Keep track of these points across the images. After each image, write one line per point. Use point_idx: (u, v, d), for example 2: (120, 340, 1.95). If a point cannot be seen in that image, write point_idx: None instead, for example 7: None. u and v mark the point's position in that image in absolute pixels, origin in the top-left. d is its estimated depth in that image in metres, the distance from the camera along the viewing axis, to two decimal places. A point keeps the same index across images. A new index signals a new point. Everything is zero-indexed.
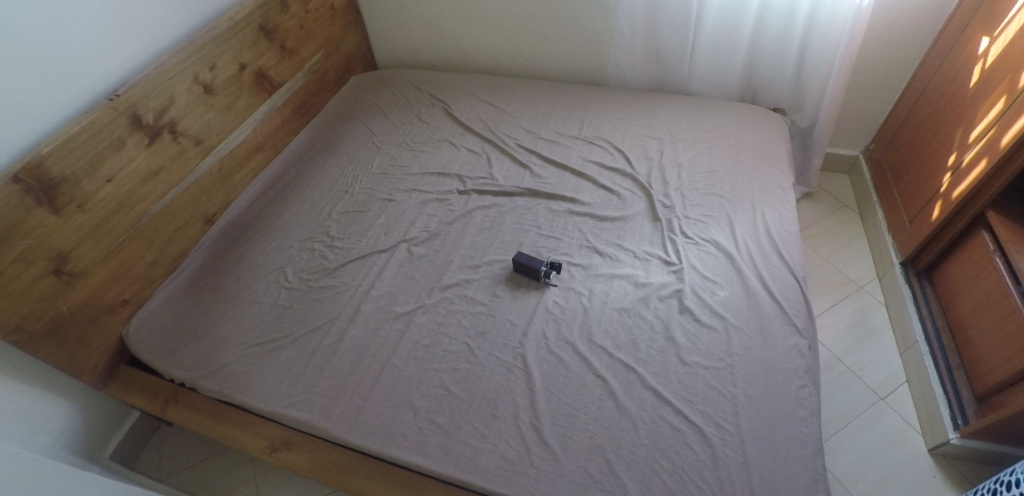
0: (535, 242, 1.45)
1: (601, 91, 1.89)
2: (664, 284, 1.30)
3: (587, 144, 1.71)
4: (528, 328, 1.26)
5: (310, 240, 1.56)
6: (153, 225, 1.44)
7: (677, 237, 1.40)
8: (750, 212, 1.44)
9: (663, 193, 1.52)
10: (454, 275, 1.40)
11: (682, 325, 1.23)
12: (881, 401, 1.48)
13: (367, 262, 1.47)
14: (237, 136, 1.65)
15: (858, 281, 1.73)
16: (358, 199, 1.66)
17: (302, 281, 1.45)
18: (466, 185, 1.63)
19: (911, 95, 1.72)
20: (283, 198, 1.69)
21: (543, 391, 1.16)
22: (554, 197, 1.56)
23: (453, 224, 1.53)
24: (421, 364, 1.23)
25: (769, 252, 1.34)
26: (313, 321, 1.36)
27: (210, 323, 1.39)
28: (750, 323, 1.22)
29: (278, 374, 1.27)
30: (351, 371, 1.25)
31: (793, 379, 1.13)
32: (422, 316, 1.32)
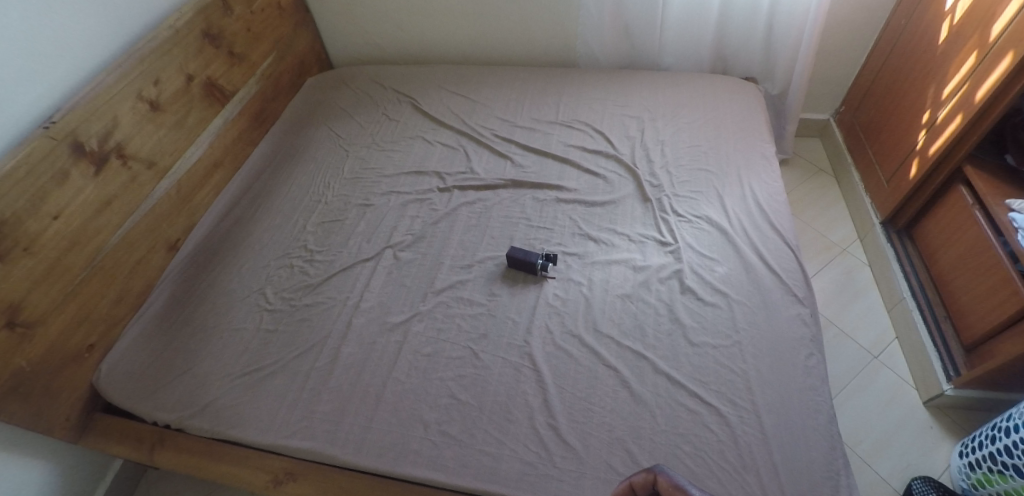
0: (526, 235, 1.41)
1: (573, 72, 1.84)
2: (663, 266, 1.29)
3: (565, 128, 1.66)
4: (531, 325, 1.22)
5: (286, 257, 1.47)
6: (112, 259, 1.33)
7: (669, 216, 1.38)
8: (738, 185, 1.44)
9: (649, 173, 1.50)
10: (447, 278, 1.34)
11: (686, 306, 1.21)
12: (875, 359, 1.51)
13: (353, 273, 1.40)
14: (192, 153, 1.54)
15: (841, 243, 1.76)
16: (333, 207, 1.58)
17: (285, 301, 1.37)
18: (447, 182, 1.57)
19: (879, 54, 1.75)
20: (252, 216, 1.59)
21: (555, 389, 1.12)
22: (539, 186, 1.51)
23: (439, 224, 1.47)
24: (425, 375, 1.18)
25: (762, 223, 1.34)
26: (302, 342, 1.28)
27: (191, 358, 1.30)
28: (752, 297, 1.21)
29: (271, 403, 1.20)
30: (351, 391, 1.18)
31: (801, 349, 1.13)
32: (419, 324, 1.26)
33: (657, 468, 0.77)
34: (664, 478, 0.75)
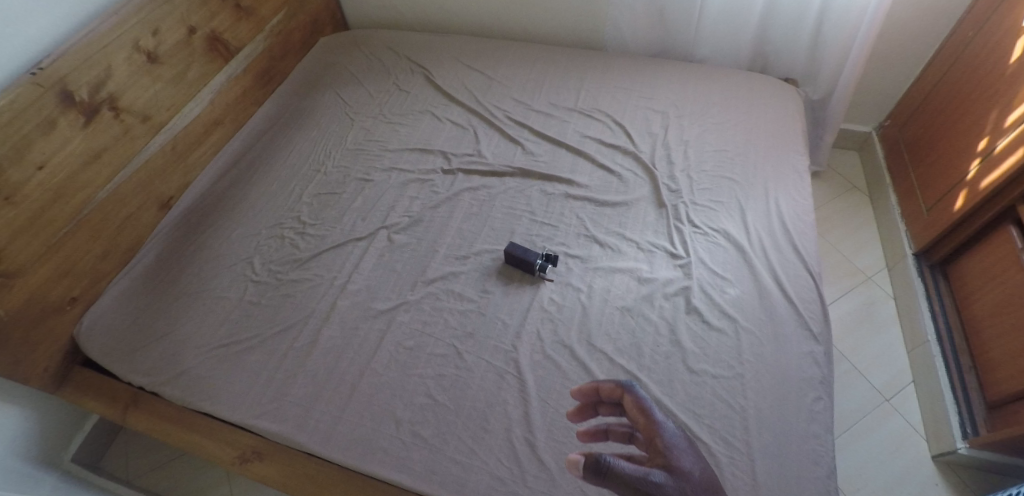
0: (528, 230, 1.33)
1: (599, 56, 1.72)
2: (669, 281, 1.21)
3: (583, 117, 1.56)
4: (521, 330, 1.15)
5: (279, 227, 1.43)
6: (99, 213, 1.29)
7: (684, 226, 1.30)
8: (763, 199, 1.34)
9: (669, 175, 1.39)
10: (440, 268, 1.28)
11: (688, 327, 1.15)
12: (886, 402, 1.45)
13: (343, 251, 1.34)
14: (191, 109, 1.49)
15: (867, 271, 1.68)
16: (332, 180, 1.53)
17: (272, 273, 1.32)
18: (452, 163, 1.50)
19: (938, 67, 1.60)
20: (255, 182, 1.55)
21: (539, 402, 1.06)
22: (548, 177, 1.43)
23: (438, 209, 1.40)
24: (403, 369, 1.12)
25: (784, 245, 1.26)
26: (284, 318, 1.23)
27: (171, 322, 1.27)
28: (763, 327, 1.15)
29: (245, 380, 1.15)
30: (326, 377, 1.13)
31: (808, 391, 1.08)
32: (404, 314, 1.20)
33: (626, 383, 0.79)
34: (631, 394, 0.78)
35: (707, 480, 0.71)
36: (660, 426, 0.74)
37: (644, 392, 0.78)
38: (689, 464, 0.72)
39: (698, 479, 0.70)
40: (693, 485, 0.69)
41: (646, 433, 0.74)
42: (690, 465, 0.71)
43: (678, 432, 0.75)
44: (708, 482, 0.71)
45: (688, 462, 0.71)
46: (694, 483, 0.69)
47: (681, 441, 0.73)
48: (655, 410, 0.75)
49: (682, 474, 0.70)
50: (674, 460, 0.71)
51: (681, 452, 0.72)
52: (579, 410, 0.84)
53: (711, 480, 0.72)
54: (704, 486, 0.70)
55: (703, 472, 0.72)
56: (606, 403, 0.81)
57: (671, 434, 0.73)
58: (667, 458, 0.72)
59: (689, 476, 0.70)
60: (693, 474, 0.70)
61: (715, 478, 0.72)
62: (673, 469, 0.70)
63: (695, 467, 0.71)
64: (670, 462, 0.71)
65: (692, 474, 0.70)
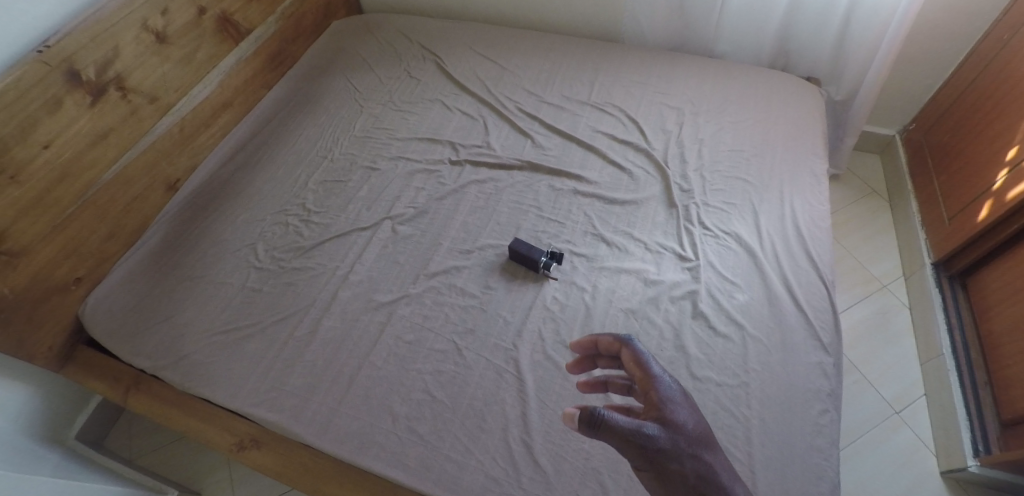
0: (534, 226, 1.31)
1: (615, 48, 1.68)
2: (676, 284, 1.18)
3: (596, 111, 1.52)
4: (522, 328, 1.14)
5: (283, 213, 1.42)
6: (105, 194, 1.28)
7: (694, 227, 1.26)
8: (777, 202, 1.30)
9: (681, 174, 1.36)
10: (443, 261, 1.26)
11: (694, 332, 1.12)
12: (896, 415, 1.42)
13: (347, 240, 1.33)
14: (199, 91, 1.47)
15: (882, 279, 1.64)
16: (338, 167, 1.51)
17: (274, 261, 1.31)
18: (460, 154, 1.47)
19: (969, 70, 1.54)
20: (262, 167, 1.54)
21: (537, 403, 1.04)
22: (557, 172, 1.40)
23: (444, 201, 1.38)
24: (402, 364, 1.11)
25: (796, 251, 1.23)
26: (285, 306, 1.23)
27: (173, 306, 1.26)
28: (771, 336, 1.13)
29: (245, 367, 1.15)
30: (325, 368, 1.12)
31: (815, 403, 1.05)
32: (405, 308, 1.19)
33: (625, 336, 0.78)
34: (629, 347, 0.77)
35: (699, 433, 0.72)
36: (656, 379, 0.73)
37: (642, 346, 0.77)
38: (684, 417, 0.71)
39: (690, 432, 0.71)
40: (686, 438, 0.69)
41: (642, 386, 0.74)
42: (683, 418, 0.71)
43: (674, 386, 0.75)
44: (700, 434, 0.72)
45: (682, 415, 0.71)
46: (686, 436, 0.70)
47: (677, 394, 0.73)
48: (652, 364, 0.74)
49: (676, 427, 0.70)
50: (669, 413, 0.71)
51: (676, 405, 0.72)
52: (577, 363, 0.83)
53: (703, 433, 0.73)
54: (696, 439, 0.71)
55: (696, 425, 0.72)
56: (603, 357, 0.80)
57: (666, 386, 0.73)
58: (661, 409, 0.71)
59: (682, 428, 0.70)
60: (687, 427, 0.70)
61: (708, 430, 0.72)
62: (667, 422, 0.70)
63: (689, 421, 0.71)
64: (664, 415, 0.71)
65: (685, 427, 0.70)
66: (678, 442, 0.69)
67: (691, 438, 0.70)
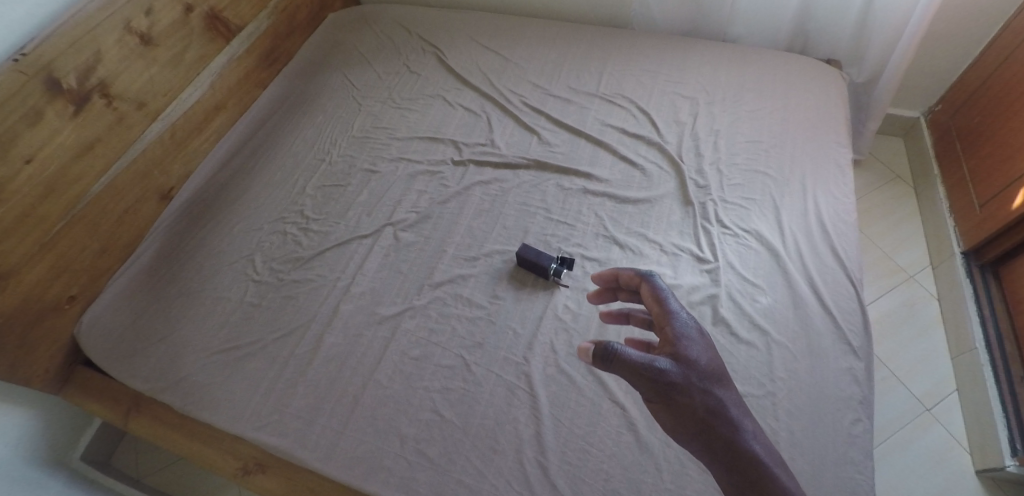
0: (542, 229, 1.25)
1: (624, 34, 1.60)
2: (695, 287, 1.12)
3: (605, 103, 1.45)
4: (534, 340, 1.08)
5: (281, 221, 1.36)
6: (95, 207, 1.21)
7: (712, 226, 1.20)
8: (800, 196, 1.23)
9: (696, 168, 1.29)
10: (448, 270, 1.21)
11: (715, 339, 1.06)
12: (927, 412, 1.36)
13: (348, 249, 1.27)
14: (190, 94, 1.41)
15: (908, 269, 1.57)
16: (337, 170, 1.45)
17: (273, 273, 1.26)
18: (463, 154, 1.41)
19: (1003, 44, 1.44)
20: (258, 172, 1.49)
21: (551, 421, 0.99)
22: (565, 170, 1.33)
23: (447, 204, 1.32)
24: (408, 381, 1.06)
25: (822, 248, 1.16)
26: (285, 322, 1.18)
27: (171, 324, 1.22)
28: (797, 341, 1.06)
29: (245, 389, 1.10)
30: (328, 388, 1.08)
31: (846, 412, 0.99)
32: (410, 321, 1.14)
33: (645, 272, 0.84)
34: (649, 283, 0.83)
35: (714, 370, 0.73)
36: (673, 316, 0.77)
37: (663, 283, 0.82)
38: (697, 353, 0.74)
39: (704, 367, 0.73)
40: (697, 371, 0.72)
41: (659, 319, 0.78)
42: (698, 355, 0.74)
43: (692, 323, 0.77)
44: (714, 370, 0.73)
45: (696, 352, 0.74)
46: (698, 371, 0.72)
47: (692, 330, 0.76)
48: (670, 301, 0.79)
49: (689, 362, 0.73)
50: (682, 349, 0.74)
51: (690, 342, 0.75)
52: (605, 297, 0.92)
53: (720, 371, 0.74)
54: (710, 376, 0.73)
55: (710, 362, 0.74)
56: (626, 290, 0.88)
57: (682, 321, 0.76)
58: (675, 343, 0.75)
59: (694, 364, 0.73)
60: (699, 363, 0.73)
61: (723, 369, 0.74)
62: (679, 356, 0.73)
63: (704, 359, 0.74)
64: (677, 350, 0.74)
65: (698, 363, 0.73)
66: (691, 377, 0.72)
67: (704, 373, 0.72)
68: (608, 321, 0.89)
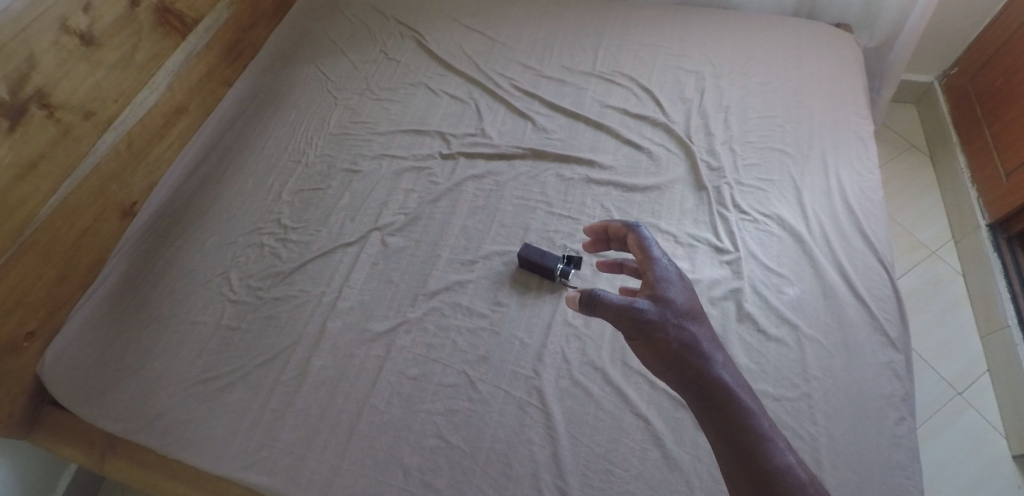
0: (544, 224, 1.14)
1: (618, 7, 1.50)
2: (716, 281, 1.02)
3: (603, 82, 1.35)
4: (543, 350, 0.99)
5: (257, 233, 1.26)
6: (47, 232, 1.08)
7: (729, 212, 1.11)
8: (822, 175, 1.16)
9: (708, 148, 1.21)
10: (444, 276, 1.10)
11: (741, 338, 0.97)
12: (958, 397, 1.29)
13: (333, 259, 1.17)
14: (144, 98, 1.27)
15: (930, 245, 1.49)
16: (315, 172, 1.33)
17: (252, 291, 1.17)
18: (451, 146, 1.29)
19: None
20: (230, 181, 1.37)
21: (569, 441, 0.89)
22: (565, 158, 1.23)
23: (438, 203, 1.21)
24: (408, 404, 0.96)
25: (849, 231, 1.08)
26: (268, 346, 1.08)
27: (142, 355, 1.12)
28: (830, 335, 0.97)
29: (230, 422, 1.01)
30: (320, 418, 0.98)
31: (888, 412, 0.90)
32: (405, 337, 1.04)
33: (634, 225, 0.89)
34: (636, 233, 0.87)
35: (690, 310, 0.75)
36: (655, 261, 0.81)
37: (649, 234, 0.86)
38: (675, 294, 0.77)
39: (681, 307, 0.75)
40: (673, 309, 0.74)
41: (641, 265, 0.82)
42: (676, 296, 0.76)
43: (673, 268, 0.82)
44: (692, 310, 0.75)
45: (674, 293, 0.76)
46: (675, 310, 0.74)
47: (671, 274, 0.79)
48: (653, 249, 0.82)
49: (665, 301, 0.75)
50: (660, 290, 0.77)
51: (669, 284, 0.78)
52: (600, 248, 0.97)
53: (697, 312, 0.76)
54: (686, 315, 0.75)
55: (689, 303, 0.76)
56: (617, 242, 0.92)
57: (661, 265, 0.80)
58: (655, 284, 0.78)
59: (671, 303, 0.75)
60: (676, 302, 0.75)
61: (700, 309, 0.76)
62: (656, 296, 0.75)
63: (682, 300, 0.76)
64: (655, 290, 0.77)
65: (674, 302, 0.75)
66: (666, 315, 0.74)
67: (679, 311, 0.74)
68: (604, 273, 0.95)
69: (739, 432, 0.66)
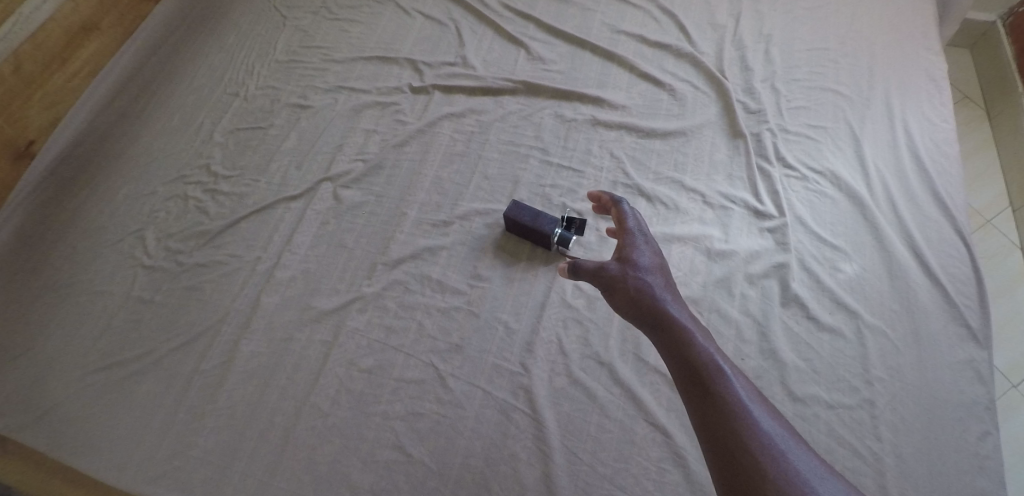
0: (538, 177, 0.91)
1: None
2: (755, 254, 0.81)
3: (615, 2, 1.09)
4: (534, 338, 0.78)
5: (183, 182, 1.01)
6: None
7: (771, 166, 0.88)
8: (885, 123, 0.93)
9: (745, 87, 0.97)
10: (411, 241, 0.87)
11: (787, 326, 0.76)
12: (1013, 389, 1.10)
13: (272, 217, 0.93)
14: (36, 8, 0.95)
15: (984, 213, 1.28)
16: (256, 107, 1.08)
17: (171, 255, 0.93)
18: (425, 78, 1.04)
19: None
20: (154, 119, 1.12)
21: (564, 458, 0.69)
22: (566, 95, 0.98)
23: (405, 148, 0.97)
24: (360, 404, 0.75)
25: (918, 193, 0.87)
26: (186, 325, 0.86)
27: (33, 333, 0.89)
28: (898, 325, 0.77)
29: (136, 421, 0.79)
30: (248, 420, 0.77)
31: (972, 424, 0.70)
32: (359, 317, 0.82)
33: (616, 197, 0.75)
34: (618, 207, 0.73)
35: (650, 258, 0.65)
36: (626, 223, 0.69)
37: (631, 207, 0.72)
38: (644, 255, 0.65)
39: (645, 263, 0.64)
40: (640, 269, 0.63)
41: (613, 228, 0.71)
42: (637, 248, 0.65)
43: (645, 227, 0.70)
44: (661, 271, 0.64)
45: (640, 250, 0.65)
46: (640, 268, 0.63)
47: (642, 237, 0.68)
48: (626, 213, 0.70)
49: (626, 253, 0.65)
50: (629, 252, 0.65)
51: (638, 245, 0.66)
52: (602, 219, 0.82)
53: (667, 271, 0.64)
54: (645, 263, 0.64)
55: (660, 264, 0.65)
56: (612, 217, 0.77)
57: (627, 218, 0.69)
58: (620, 241, 0.68)
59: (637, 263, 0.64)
60: (641, 261, 0.64)
61: (670, 270, 0.64)
62: (621, 257, 0.64)
63: (642, 250, 0.65)
64: (621, 252, 0.66)
65: (641, 262, 0.64)
66: (622, 266, 0.63)
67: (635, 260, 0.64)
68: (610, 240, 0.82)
69: (669, 339, 0.57)
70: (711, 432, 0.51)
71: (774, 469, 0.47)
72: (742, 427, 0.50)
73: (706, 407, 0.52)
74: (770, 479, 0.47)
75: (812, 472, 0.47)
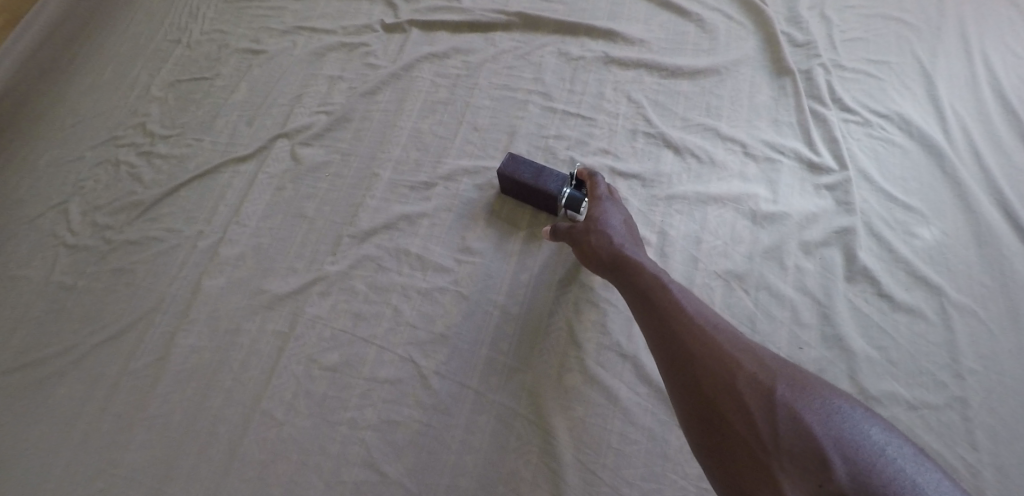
0: (539, 126, 0.75)
1: None
2: (811, 217, 0.66)
3: None
4: (537, 325, 0.63)
5: (114, 142, 0.84)
6: None
7: (827, 110, 0.72)
8: (960, 56, 0.76)
9: (788, 16, 0.80)
10: (385, 207, 0.72)
11: (854, 307, 0.61)
12: None
13: (218, 182, 0.77)
14: None
15: None
16: (201, 55, 0.90)
17: (97, 231, 0.76)
18: (400, 14, 0.87)
19: None
20: (81, 69, 0.91)
21: (579, 477, 0.54)
22: (570, 29, 0.81)
23: (378, 96, 0.80)
24: (324, 411, 0.60)
25: (1008, 139, 0.70)
26: (112, 315, 0.69)
27: None
28: (993, 304, 0.61)
29: (49, 435, 0.62)
30: (186, 433, 0.61)
31: None
32: (321, 302, 0.67)
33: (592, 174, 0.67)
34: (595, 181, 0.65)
35: (608, 208, 0.60)
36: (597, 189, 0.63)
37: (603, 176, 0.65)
38: (614, 218, 0.59)
39: (611, 222, 0.58)
40: (611, 231, 0.57)
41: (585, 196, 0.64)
42: (604, 209, 0.59)
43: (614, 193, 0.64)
44: (630, 233, 0.58)
45: (608, 211, 0.59)
46: (607, 228, 0.57)
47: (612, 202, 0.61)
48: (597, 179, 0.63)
49: (592, 212, 0.59)
50: (598, 213, 0.59)
51: (607, 207, 0.60)
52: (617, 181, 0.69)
53: (637, 234, 0.59)
54: (611, 222, 0.58)
55: (629, 226, 0.59)
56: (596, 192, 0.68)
57: (597, 183, 0.62)
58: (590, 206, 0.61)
59: (605, 223, 0.58)
60: (609, 221, 0.58)
61: (639, 234, 0.58)
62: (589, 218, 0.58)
63: (610, 211, 0.59)
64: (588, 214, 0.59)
65: (609, 222, 0.58)
66: (588, 225, 0.58)
67: (593, 210, 0.60)
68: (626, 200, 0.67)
69: (622, 273, 0.53)
70: (662, 349, 0.47)
71: (694, 345, 0.45)
72: (680, 326, 0.47)
73: (649, 320, 0.49)
74: (696, 359, 0.45)
75: (730, 340, 0.45)
